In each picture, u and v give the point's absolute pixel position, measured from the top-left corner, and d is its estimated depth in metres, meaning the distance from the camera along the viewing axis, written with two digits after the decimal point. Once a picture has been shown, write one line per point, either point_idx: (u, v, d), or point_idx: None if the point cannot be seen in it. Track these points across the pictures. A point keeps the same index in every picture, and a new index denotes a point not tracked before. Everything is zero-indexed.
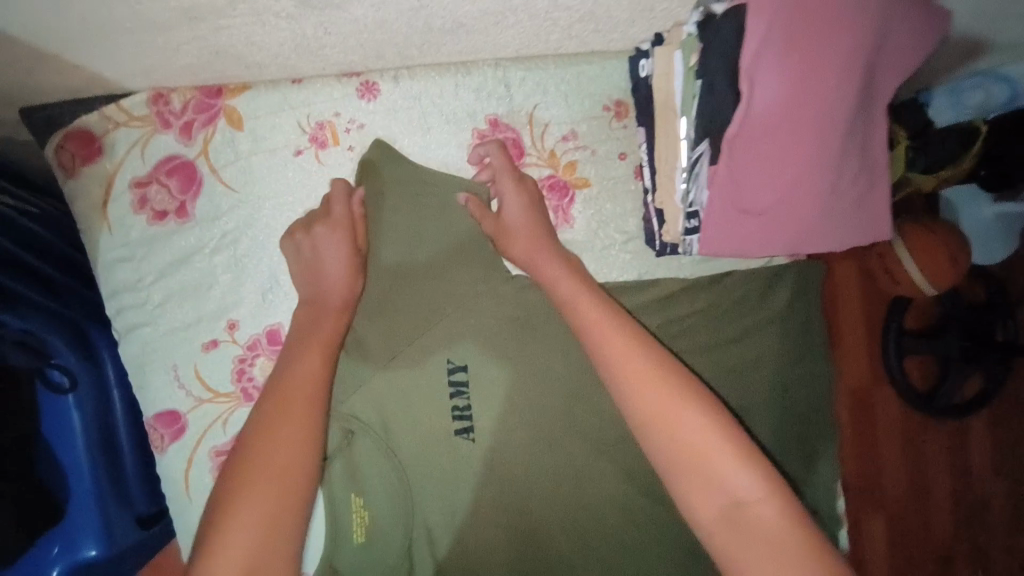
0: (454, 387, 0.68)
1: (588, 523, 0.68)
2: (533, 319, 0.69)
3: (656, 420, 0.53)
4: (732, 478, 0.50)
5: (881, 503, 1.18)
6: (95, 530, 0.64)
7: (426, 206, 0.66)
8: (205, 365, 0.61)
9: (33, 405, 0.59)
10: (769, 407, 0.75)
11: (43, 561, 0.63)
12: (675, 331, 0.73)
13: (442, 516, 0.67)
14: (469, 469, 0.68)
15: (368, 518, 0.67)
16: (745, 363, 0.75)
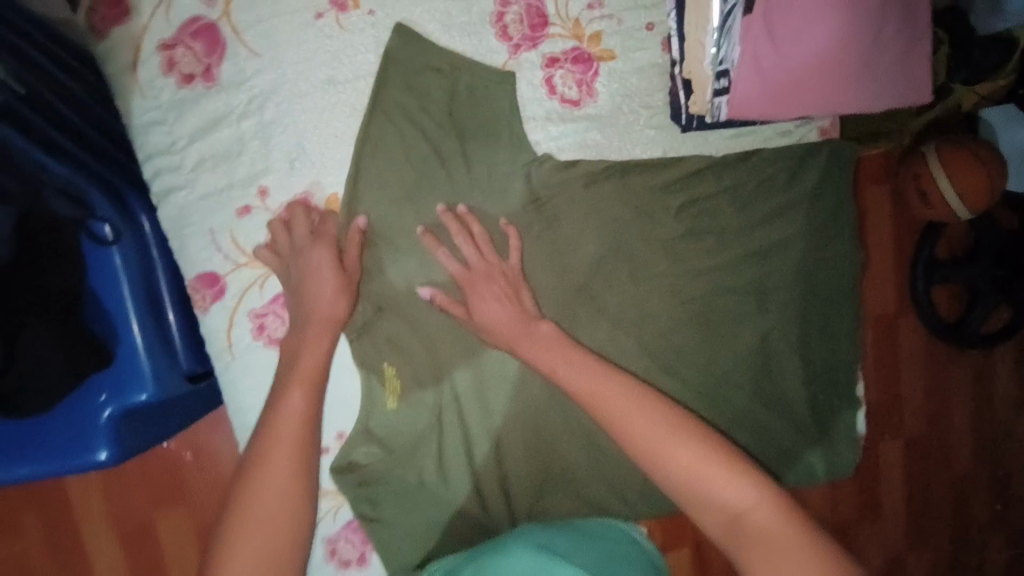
0: None
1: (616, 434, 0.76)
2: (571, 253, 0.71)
3: (648, 444, 0.54)
4: (723, 495, 0.52)
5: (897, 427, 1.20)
6: (145, 378, 0.61)
7: (469, 105, 0.67)
8: (240, 229, 0.64)
9: (77, 252, 0.58)
10: (794, 289, 0.75)
11: (90, 408, 0.60)
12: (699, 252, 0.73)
13: (469, 380, 0.72)
14: (509, 379, 0.73)
15: (400, 386, 0.71)
16: (773, 243, 0.74)
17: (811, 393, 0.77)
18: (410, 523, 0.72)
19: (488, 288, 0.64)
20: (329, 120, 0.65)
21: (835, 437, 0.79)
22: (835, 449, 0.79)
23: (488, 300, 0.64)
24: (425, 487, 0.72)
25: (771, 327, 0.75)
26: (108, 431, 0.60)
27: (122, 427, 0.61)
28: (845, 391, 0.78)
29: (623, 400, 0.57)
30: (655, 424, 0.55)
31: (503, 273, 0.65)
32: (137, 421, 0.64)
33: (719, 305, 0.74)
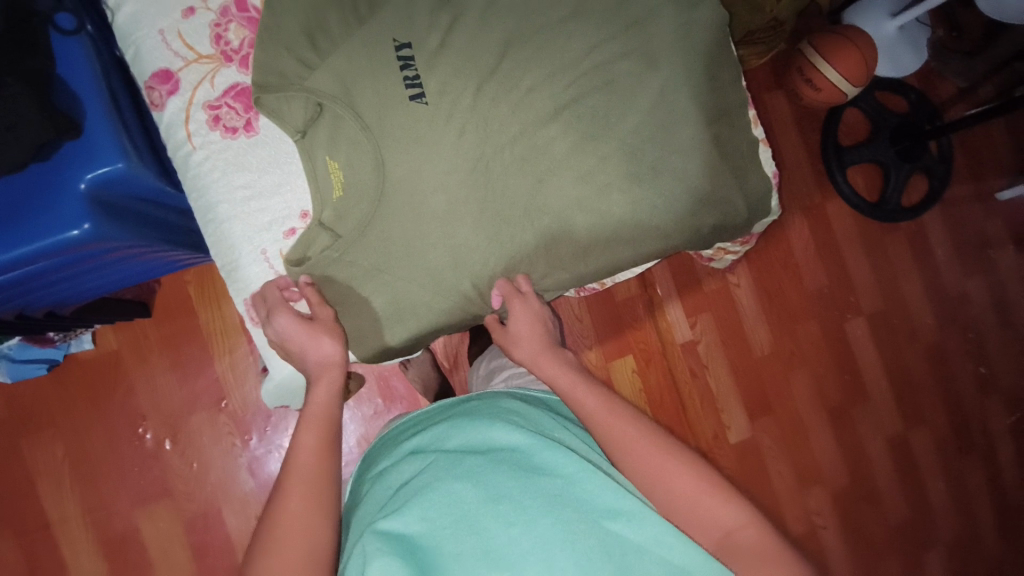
0: (402, 62, 0.79)
1: (605, 228, 0.85)
2: (511, 180, 0.82)
3: (667, 483, 0.75)
4: (714, 508, 0.74)
5: (788, 329, 1.90)
6: (113, 149, 0.71)
7: None
8: (188, 29, 0.77)
9: (46, 45, 0.70)
10: (679, 52, 0.87)
11: (69, 179, 0.69)
12: (606, 143, 0.85)
13: (407, 159, 0.78)
14: (460, 181, 0.80)
15: (343, 179, 0.77)
16: (652, 12, 0.87)
17: (715, 133, 0.88)
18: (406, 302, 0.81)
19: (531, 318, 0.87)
20: None
21: (747, 174, 0.91)
22: (746, 181, 0.91)
23: (533, 325, 0.88)
24: (387, 264, 0.79)
25: (666, 82, 0.87)
26: (81, 200, 0.69)
27: (99, 196, 0.71)
28: (738, 131, 0.90)
29: (626, 436, 0.79)
30: (676, 473, 0.76)
31: (538, 318, 0.88)
32: (107, 205, 0.72)
33: (615, 69, 0.86)
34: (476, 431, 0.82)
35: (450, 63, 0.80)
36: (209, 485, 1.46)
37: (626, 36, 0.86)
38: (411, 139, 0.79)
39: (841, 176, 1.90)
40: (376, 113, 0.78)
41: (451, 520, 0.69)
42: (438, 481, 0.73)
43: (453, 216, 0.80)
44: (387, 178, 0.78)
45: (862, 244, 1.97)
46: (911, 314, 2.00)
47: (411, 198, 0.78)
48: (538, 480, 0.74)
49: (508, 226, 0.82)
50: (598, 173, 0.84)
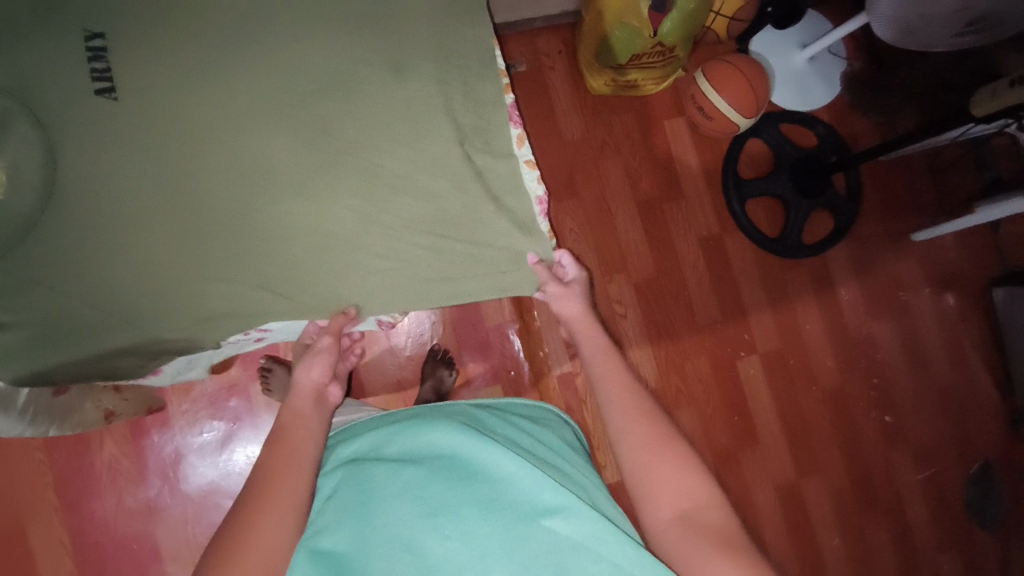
0: (91, 53, 0.71)
1: (329, 247, 0.77)
2: (214, 184, 0.72)
3: (647, 464, 0.73)
4: (677, 482, 0.71)
5: (679, 365, 1.81)
6: None
7: None
8: None
9: None
10: (427, 61, 0.81)
11: None
12: (332, 149, 0.76)
13: (85, 158, 0.69)
14: (148, 183, 0.70)
15: (2, 179, 0.67)
16: (400, 18, 0.81)
17: (467, 152, 0.81)
18: (73, 325, 0.69)
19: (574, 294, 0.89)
20: None
21: (504, 197, 0.84)
22: (506, 206, 0.84)
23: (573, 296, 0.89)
24: (47, 277, 0.67)
25: (413, 93, 0.80)
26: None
27: None
28: (494, 147, 0.84)
29: (631, 413, 0.77)
30: (667, 456, 0.73)
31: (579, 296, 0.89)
32: None
33: (356, 77, 0.78)
34: (420, 437, 0.83)
35: (153, 61, 0.72)
36: (9, 505, 1.34)
37: (364, 38, 0.79)
38: (94, 137, 0.69)
39: (739, 208, 1.83)
40: (54, 108, 0.69)
41: (379, 532, 0.69)
42: (369, 495, 0.74)
43: (133, 221, 0.70)
44: (61, 179, 0.68)
45: (762, 280, 1.89)
46: (811, 355, 1.92)
47: (87, 210, 0.68)
48: (475, 488, 0.73)
49: (207, 238, 0.72)
50: (317, 181, 0.75)
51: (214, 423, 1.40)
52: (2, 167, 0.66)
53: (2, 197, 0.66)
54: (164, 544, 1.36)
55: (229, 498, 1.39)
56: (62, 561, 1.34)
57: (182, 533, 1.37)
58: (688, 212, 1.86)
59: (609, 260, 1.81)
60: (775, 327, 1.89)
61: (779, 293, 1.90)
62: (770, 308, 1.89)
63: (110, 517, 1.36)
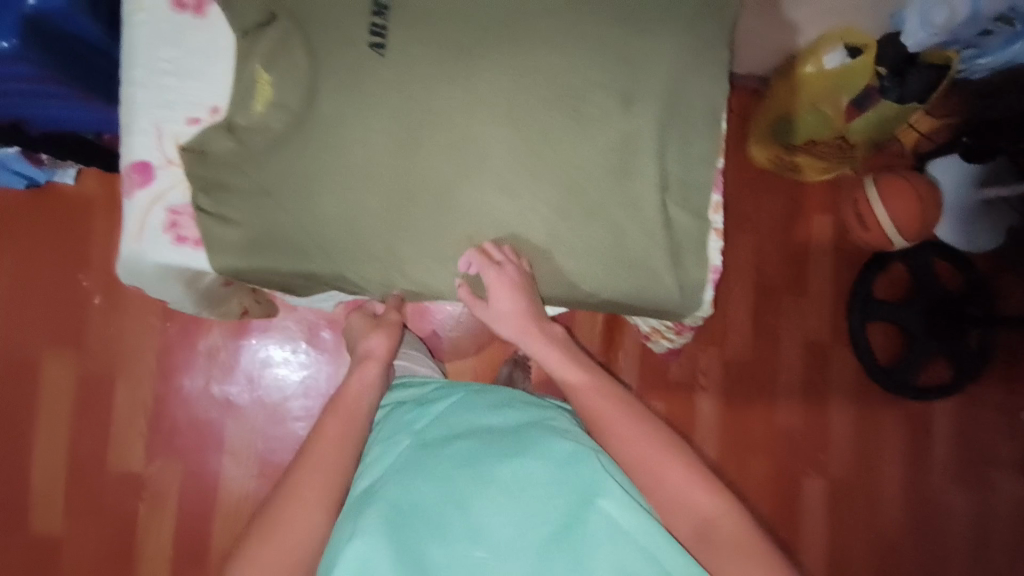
0: (375, 8, 0.77)
1: (512, 246, 0.80)
2: (435, 159, 0.77)
3: (665, 483, 0.72)
4: (682, 488, 0.71)
5: (744, 461, 1.74)
6: None
7: None
8: None
9: None
10: (657, 103, 0.82)
11: None
12: (546, 160, 0.79)
13: (339, 100, 0.75)
14: (380, 138, 0.76)
15: (270, 95, 0.75)
16: (646, 53, 0.82)
17: (663, 202, 0.82)
18: (281, 241, 0.75)
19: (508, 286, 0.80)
20: None
21: (683, 254, 0.83)
22: (683, 263, 0.83)
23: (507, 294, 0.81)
24: (276, 190, 0.74)
25: (635, 129, 0.81)
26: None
27: None
28: (690, 204, 0.83)
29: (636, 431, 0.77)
30: (675, 468, 0.73)
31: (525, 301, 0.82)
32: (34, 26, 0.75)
33: (587, 100, 0.80)
34: (472, 416, 0.85)
35: (424, 32, 0.78)
36: (115, 354, 1.47)
37: (607, 65, 0.81)
38: (354, 84, 0.75)
39: (860, 328, 1.74)
40: (330, 46, 0.75)
41: (436, 496, 0.71)
42: (424, 454, 0.77)
43: (358, 168, 0.75)
44: (314, 110, 0.75)
45: (855, 405, 1.80)
46: (879, 498, 1.80)
47: (328, 148, 0.74)
48: (522, 468, 0.74)
49: (413, 203, 0.77)
50: (524, 186, 0.79)
51: (305, 347, 1.49)
52: (275, 87, 0.75)
53: (266, 110, 0.75)
54: (228, 437, 1.47)
55: (295, 419, 1.48)
56: (140, 419, 1.46)
57: (245, 435, 1.47)
58: (804, 313, 1.79)
59: (709, 329, 1.76)
60: (854, 457, 1.79)
61: (869, 425, 1.80)
62: (856, 437, 1.80)
63: (192, 396, 1.47)
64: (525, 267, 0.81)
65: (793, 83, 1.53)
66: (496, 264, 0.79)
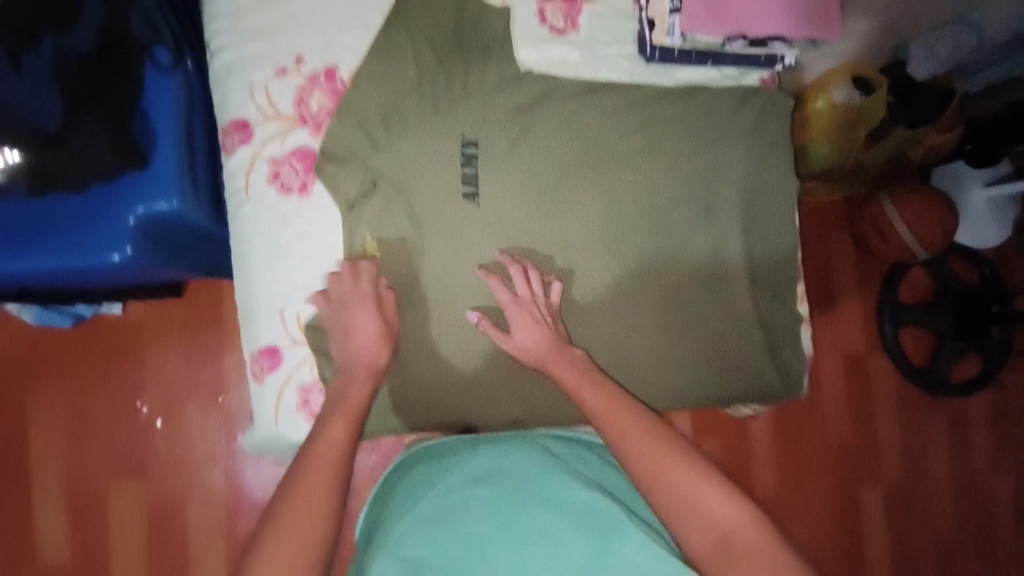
0: (465, 158, 0.79)
1: (625, 366, 0.82)
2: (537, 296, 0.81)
3: (677, 498, 0.63)
4: (711, 514, 0.62)
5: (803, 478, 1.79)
6: (168, 188, 0.68)
7: (477, 72, 0.81)
8: (274, 87, 0.75)
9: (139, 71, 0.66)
10: (738, 209, 0.86)
11: (121, 208, 0.67)
12: (645, 281, 0.83)
13: (446, 256, 0.78)
14: (484, 284, 0.79)
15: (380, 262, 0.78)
16: (721, 164, 0.86)
17: (755, 302, 0.85)
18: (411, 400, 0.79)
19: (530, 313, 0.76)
20: (375, 13, 0.78)
21: (780, 348, 0.87)
22: (781, 356, 0.87)
23: (529, 324, 0.76)
24: (399, 351, 0.78)
25: (721, 236, 0.85)
26: (129, 234, 0.66)
27: (141, 231, 0.68)
28: (782, 299, 0.87)
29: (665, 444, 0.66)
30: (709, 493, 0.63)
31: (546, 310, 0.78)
32: (152, 235, 0.70)
33: (671, 217, 0.84)
34: (498, 454, 0.71)
35: (512, 173, 0.80)
36: None
37: (684, 182, 0.85)
38: (458, 238, 0.78)
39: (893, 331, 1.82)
40: (429, 205, 0.78)
41: (463, 556, 0.62)
42: (443, 506, 0.66)
43: (469, 318, 0.79)
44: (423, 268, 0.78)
45: (897, 406, 1.87)
46: (931, 494, 1.87)
47: (445, 303, 0.78)
48: (548, 511, 0.64)
49: None
50: (627, 311, 0.82)
51: None
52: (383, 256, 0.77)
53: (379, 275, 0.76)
54: None
55: None
56: None
57: None
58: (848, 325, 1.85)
59: None
60: (903, 457, 1.86)
61: (914, 424, 1.87)
62: (907, 437, 1.87)
63: None
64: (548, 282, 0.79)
65: (797, 121, 1.22)
66: (517, 300, 0.76)
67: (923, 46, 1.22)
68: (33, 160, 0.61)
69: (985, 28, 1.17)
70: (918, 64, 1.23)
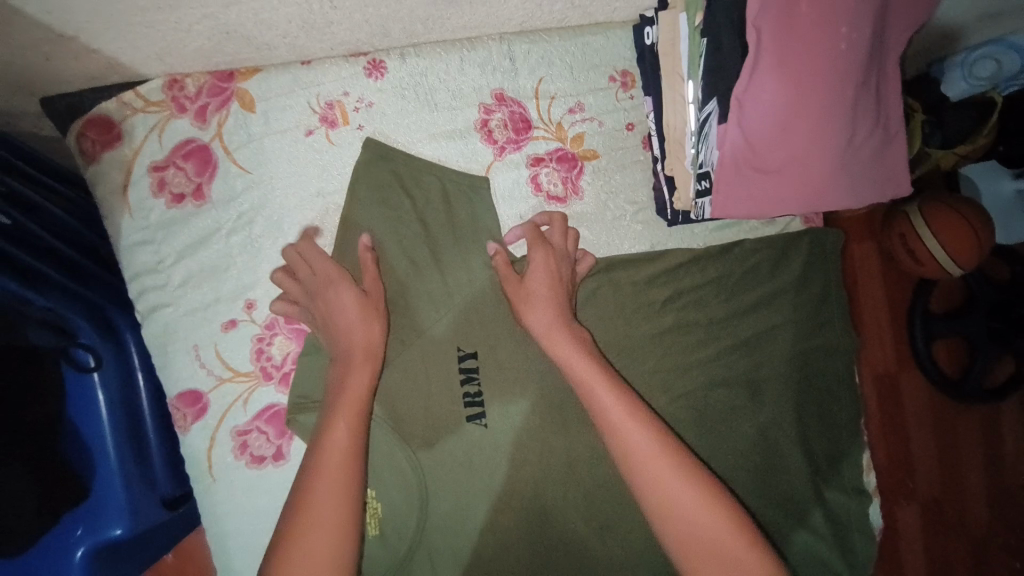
0: (464, 374, 0.68)
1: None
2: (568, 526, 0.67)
3: (668, 502, 0.53)
4: (718, 538, 0.52)
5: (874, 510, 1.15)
6: (118, 510, 0.59)
7: (467, 270, 0.67)
8: (226, 345, 0.62)
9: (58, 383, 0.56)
10: (790, 386, 0.73)
11: (65, 548, 0.58)
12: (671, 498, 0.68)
13: (455, 495, 0.66)
14: (501, 521, 0.66)
15: (380, 512, 0.65)
16: (762, 332, 0.73)
17: (818, 487, 0.73)
18: None
19: (543, 263, 0.64)
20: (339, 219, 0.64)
21: (850, 540, 0.73)
22: (849, 546, 0.72)
23: (546, 277, 0.63)
24: None
25: (771, 416, 0.72)
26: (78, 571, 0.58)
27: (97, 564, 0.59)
28: (847, 481, 0.74)
29: (678, 484, 0.54)
30: (701, 502, 0.53)
31: (562, 289, 0.64)
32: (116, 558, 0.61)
33: (712, 401, 0.71)
34: None
35: (520, 380, 0.69)
36: None
37: (726, 364, 0.72)
38: (464, 467, 0.67)
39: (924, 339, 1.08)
40: (430, 440, 0.67)
41: None
42: None
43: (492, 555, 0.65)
44: (429, 512, 0.65)
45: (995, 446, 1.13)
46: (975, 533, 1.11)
47: (455, 542, 0.65)
48: None
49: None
50: None
51: None
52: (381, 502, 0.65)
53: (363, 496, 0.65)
54: None
55: None
56: None
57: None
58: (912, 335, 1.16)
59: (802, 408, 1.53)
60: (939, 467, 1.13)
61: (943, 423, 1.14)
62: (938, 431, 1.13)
63: None
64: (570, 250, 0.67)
65: None
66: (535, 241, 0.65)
67: (960, 62, 0.89)
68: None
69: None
70: (953, 81, 0.90)
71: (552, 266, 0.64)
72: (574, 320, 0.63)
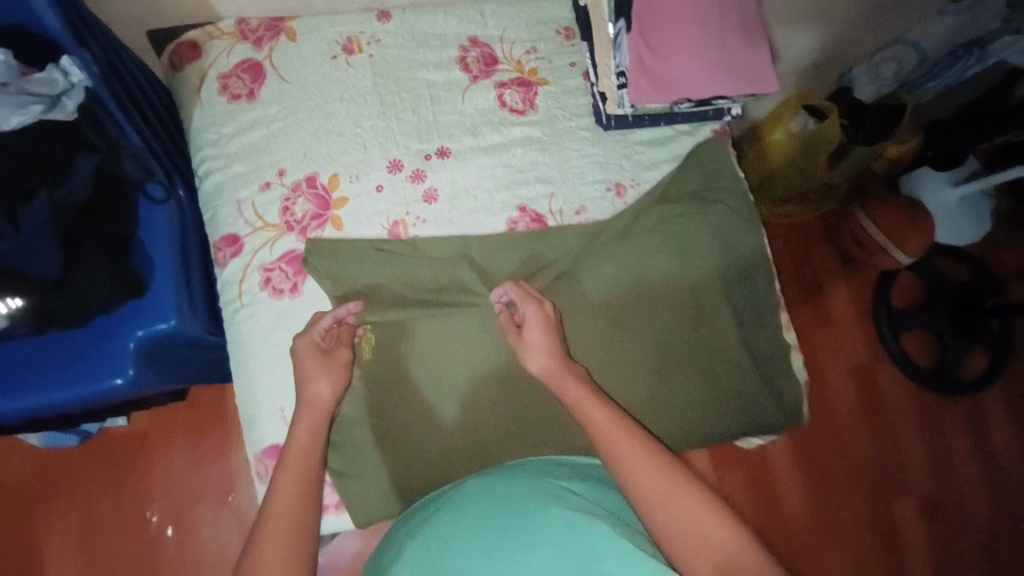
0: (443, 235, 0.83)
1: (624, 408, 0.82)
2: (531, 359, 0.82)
3: (649, 489, 0.58)
4: (703, 524, 0.55)
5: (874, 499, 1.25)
6: (166, 309, 0.74)
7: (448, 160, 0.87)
8: (260, 201, 0.80)
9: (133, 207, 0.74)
10: (713, 255, 0.89)
11: (123, 335, 0.72)
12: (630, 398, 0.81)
13: (439, 329, 0.80)
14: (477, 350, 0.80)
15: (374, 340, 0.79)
16: (689, 212, 0.89)
17: (742, 337, 0.88)
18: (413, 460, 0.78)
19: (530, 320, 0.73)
20: (353, 117, 0.85)
21: (772, 376, 0.89)
22: (777, 389, 0.89)
23: (539, 337, 0.72)
24: (400, 429, 0.78)
25: (699, 280, 0.88)
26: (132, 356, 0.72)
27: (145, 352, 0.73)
28: (768, 333, 0.89)
29: (647, 466, 0.59)
30: (686, 496, 0.57)
31: (554, 345, 0.71)
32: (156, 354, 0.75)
33: (651, 266, 0.87)
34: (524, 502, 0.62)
35: (487, 242, 0.84)
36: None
37: (661, 238, 0.88)
38: (444, 309, 0.81)
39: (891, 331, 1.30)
40: (415, 289, 0.81)
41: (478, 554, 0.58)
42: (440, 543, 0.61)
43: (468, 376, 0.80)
44: (415, 343, 0.79)
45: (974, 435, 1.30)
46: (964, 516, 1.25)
47: (437, 367, 0.79)
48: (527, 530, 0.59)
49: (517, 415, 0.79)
50: (620, 360, 0.84)
51: None
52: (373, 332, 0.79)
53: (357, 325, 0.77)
54: None
55: None
56: None
57: None
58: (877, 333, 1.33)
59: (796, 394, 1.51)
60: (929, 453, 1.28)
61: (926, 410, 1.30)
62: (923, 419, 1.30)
63: None
64: (548, 310, 0.74)
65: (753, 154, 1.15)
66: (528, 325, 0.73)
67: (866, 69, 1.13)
68: (35, 302, 0.66)
69: (921, 44, 1.06)
70: (863, 86, 1.13)
71: (548, 331, 0.72)
72: (571, 366, 0.70)
